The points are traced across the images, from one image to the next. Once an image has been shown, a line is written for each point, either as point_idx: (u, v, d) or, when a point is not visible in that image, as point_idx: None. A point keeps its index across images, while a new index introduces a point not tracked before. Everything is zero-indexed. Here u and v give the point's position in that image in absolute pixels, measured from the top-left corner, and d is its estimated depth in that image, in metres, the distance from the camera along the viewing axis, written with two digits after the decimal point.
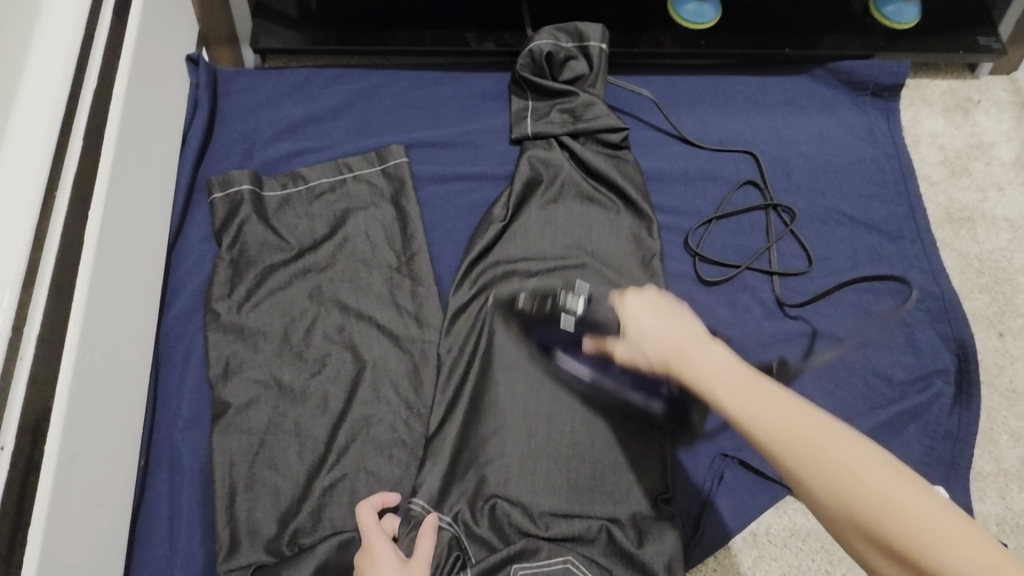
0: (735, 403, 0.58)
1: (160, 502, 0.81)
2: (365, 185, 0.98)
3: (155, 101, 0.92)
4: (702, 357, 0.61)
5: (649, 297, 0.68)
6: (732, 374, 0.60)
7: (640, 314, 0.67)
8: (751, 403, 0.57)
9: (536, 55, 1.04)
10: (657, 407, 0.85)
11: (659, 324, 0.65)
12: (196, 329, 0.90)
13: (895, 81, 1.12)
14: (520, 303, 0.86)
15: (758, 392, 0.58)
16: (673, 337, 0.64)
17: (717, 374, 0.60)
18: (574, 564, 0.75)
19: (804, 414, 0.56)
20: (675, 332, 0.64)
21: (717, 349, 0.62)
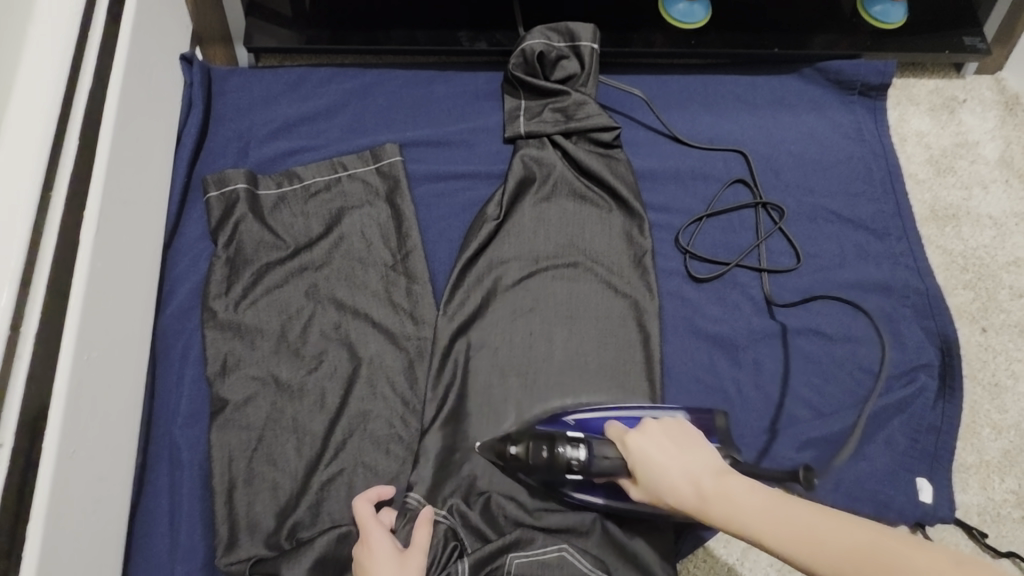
0: (779, 539, 0.59)
1: (160, 498, 0.82)
2: (360, 183, 0.99)
3: (149, 100, 0.92)
4: (723, 491, 0.65)
5: (652, 435, 0.72)
6: (761, 504, 0.62)
7: (649, 453, 0.71)
8: (793, 537, 0.59)
9: (528, 54, 1.05)
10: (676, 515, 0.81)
11: (672, 464, 0.69)
12: (193, 327, 0.91)
13: (883, 81, 1.13)
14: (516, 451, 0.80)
15: (794, 521, 0.60)
16: (689, 477, 0.67)
17: (748, 509, 0.62)
18: (569, 552, 0.77)
19: (850, 526, 0.57)
20: (691, 468, 0.68)
21: (735, 481, 0.65)
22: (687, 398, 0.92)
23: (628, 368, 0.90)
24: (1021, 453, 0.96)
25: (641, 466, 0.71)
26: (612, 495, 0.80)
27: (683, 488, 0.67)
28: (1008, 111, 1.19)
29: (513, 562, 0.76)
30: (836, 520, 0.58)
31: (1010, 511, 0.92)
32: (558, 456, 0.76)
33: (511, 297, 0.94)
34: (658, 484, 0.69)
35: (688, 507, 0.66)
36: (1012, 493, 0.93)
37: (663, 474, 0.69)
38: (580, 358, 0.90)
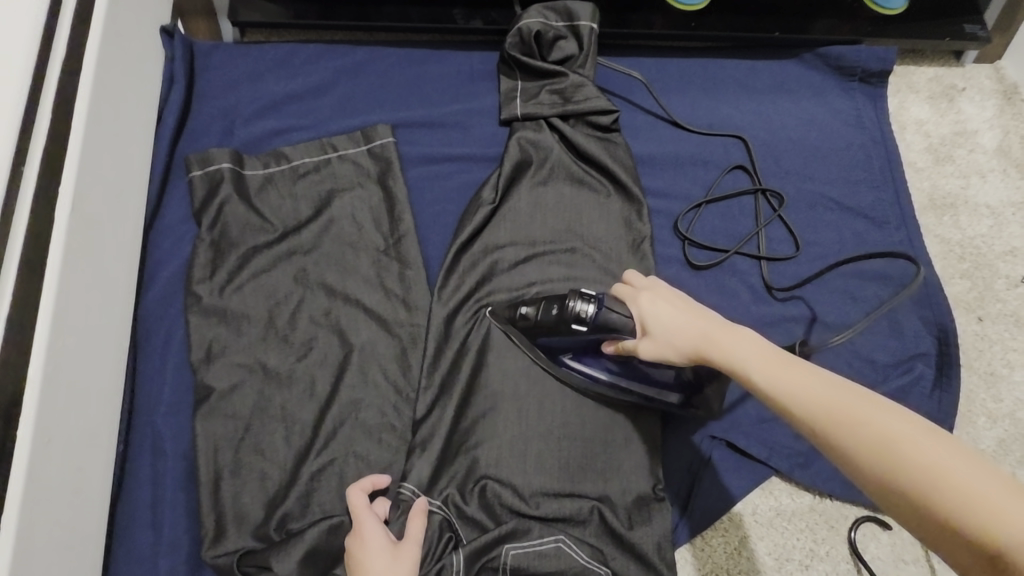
0: (763, 377, 0.59)
1: (142, 489, 0.79)
2: (351, 165, 0.96)
3: (127, 74, 0.88)
4: (723, 341, 0.64)
5: (674, 294, 0.72)
6: (750, 352, 0.62)
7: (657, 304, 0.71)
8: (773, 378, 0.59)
9: (525, 34, 1.01)
10: (672, 398, 0.83)
11: (685, 313, 0.69)
12: (176, 313, 0.87)
13: (883, 68, 1.12)
14: (528, 312, 0.85)
15: (782, 369, 0.59)
16: (699, 324, 0.67)
17: (747, 354, 0.62)
18: (566, 543, 0.77)
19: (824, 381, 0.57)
20: (703, 319, 0.67)
21: (744, 333, 0.65)
22: None
23: None
24: (1016, 442, 0.96)
25: (651, 314, 0.71)
26: (612, 375, 0.83)
27: (688, 333, 0.67)
28: (1007, 100, 1.19)
29: (510, 553, 0.76)
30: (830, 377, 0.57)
31: None
32: (567, 309, 0.78)
33: (508, 279, 0.92)
34: (663, 330, 0.69)
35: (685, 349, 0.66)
36: None
37: (671, 321, 0.69)
38: None
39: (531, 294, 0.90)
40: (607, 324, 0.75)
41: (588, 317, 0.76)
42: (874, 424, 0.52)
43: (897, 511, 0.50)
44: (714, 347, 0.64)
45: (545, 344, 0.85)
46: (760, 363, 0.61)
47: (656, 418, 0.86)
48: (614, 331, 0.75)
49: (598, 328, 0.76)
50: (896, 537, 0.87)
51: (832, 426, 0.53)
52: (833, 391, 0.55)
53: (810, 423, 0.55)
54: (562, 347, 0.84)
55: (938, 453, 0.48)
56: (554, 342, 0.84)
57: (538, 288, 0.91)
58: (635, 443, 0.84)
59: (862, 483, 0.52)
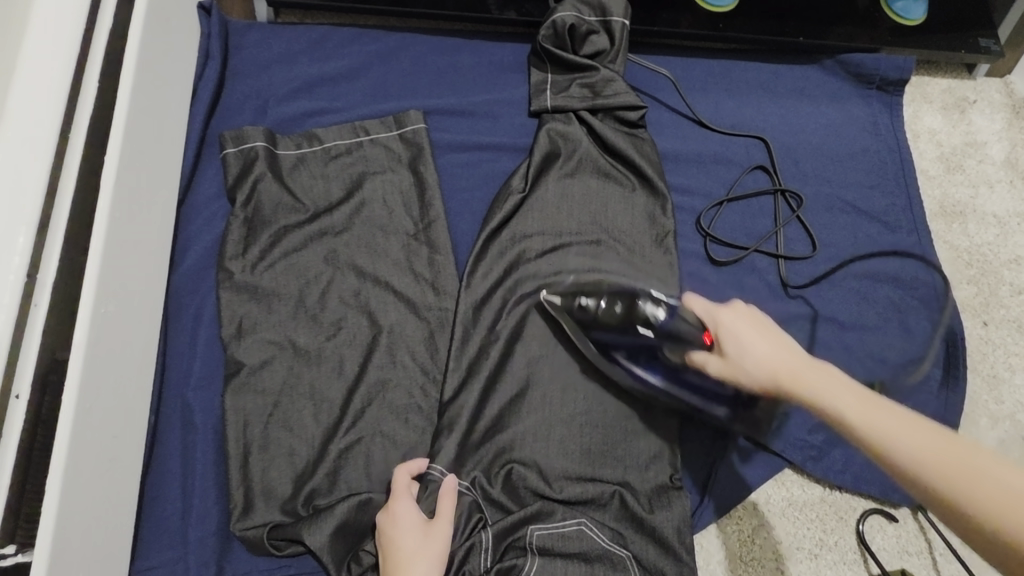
0: (868, 423, 0.58)
1: (172, 460, 0.80)
2: (382, 149, 0.97)
3: (167, 48, 0.88)
4: (817, 378, 0.63)
5: (750, 317, 0.71)
6: (846, 393, 0.61)
7: (739, 332, 0.69)
8: (877, 421, 0.58)
9: (559, 26, 1.03)
10: (718, 411, 0.86)
11: (765, 340, 0.68)
12: (209, 288, 0.88)
13: (900, 76, 1.15)
14: (590, 307, 0.87)
15: (886, 414, 0.58)
16: (780, 352, 0.66)
17: (835, 388, 0.61)
18: (588, 526, 0.78)
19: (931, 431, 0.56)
20: (785, 349, 0.66)
21: (828, 368, 0.64)
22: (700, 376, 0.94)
23: None
24: (1016, 443, 1.00)
25: (729, 340, 0.69)
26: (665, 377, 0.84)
27: (768, 362, 0.66)
28: (1015, 114, 1.23)
29: (535, 534, 0.77)
30: (939, 430, 0.56)
31: None
32: (636, 309, 0.83)
33: (535, 268, 0.93)
34: (741, 354, 0.68)
35: (778, 384, 0.65)
36: None
37: (750, 346, 0.68)
38: None
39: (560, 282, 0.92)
40: (675, 330, 0.78)
41: (656, 320, 0.81)
42: (1003, 485, 0.51)
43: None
44: (798, 381, 0.64)
45: (600, 340, 0.85)
46: (861, 407, 0.60)
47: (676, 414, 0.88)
48: (683, 341, 0.76)
49: (666, 336, 0.79)
50: (902, 530, 0.91)
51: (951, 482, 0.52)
52: (936, 442, 0.55)
53: (928, 479, 0.53)
54: (620, 348, 0.84)
55: None
56: (614, 342, 0.84)
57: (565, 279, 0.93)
58: (656, 430, 0.86)
59: (989, 548, 0.51)
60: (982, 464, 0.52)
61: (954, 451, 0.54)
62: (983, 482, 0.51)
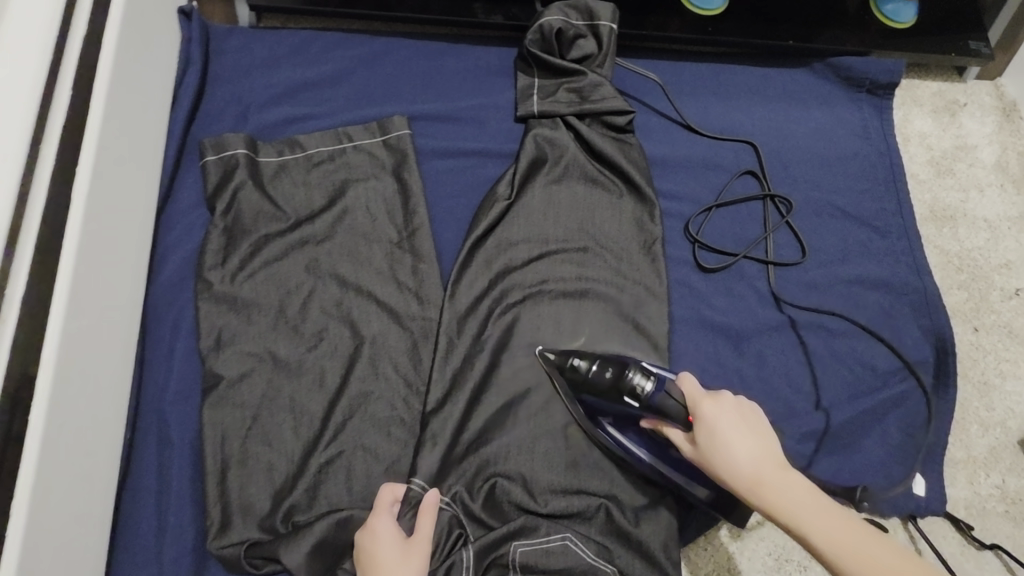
0: (821, 538, 0.65)
1: (148, 476, 0.78)
2: (366, 155, 0.95)
3: (145, 53, 0.87)
4: (780, 485, 0.68)
5: (731, 408, 0.72)
6: (806, 500, 0.67)
7: (719, 426, 0.71)
8: (829, 534, 0.65)
9: (546, 31, 1.02)
10: (702, 493, 0.79)
11: (743, 443, 0.70)
12: (187, 299, 0.86)
13: (891, 80, 1.14)
14: (581, 364, 0.84)
15: (837, 526, 0.65)
16: (752, 460, 0.69)
17: (798, 503, 0.66)
18: (572, 542, 0.77)
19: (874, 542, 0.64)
20: (759, 454, 0.70)
21: (793, 477, 0.68)
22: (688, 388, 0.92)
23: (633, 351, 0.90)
24: (1006, 450, 0.99)
25: (706, 433, 0.72)
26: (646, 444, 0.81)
27: (741, 471, 0.69)
28: (1006, 117, 1.22)
29: (518, 551, 0.76)
30: (880, 541, 0.64)
31: (994, 505, 0.95)
32: (623, 379, 0.79)
33: (525, 278, 0.92)
34: (717, 457, 0.71)
35: (744, 484, 0.69)
36: (997, 488, 0.96)
37: (727, 451, 0.70)
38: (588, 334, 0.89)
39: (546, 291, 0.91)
40: (661, 408, 0.75)
41: (642, 395, 0.76)
42: None
43: None
44: (764, 491, 0.68)
45: (588, 402, 0.83)
46: (817, 518, 0.66)
47: None
48: (665, 416, 0.75)
49: (649, 410, 0.76)
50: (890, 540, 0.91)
51: None
52: (877, 555, 0.63)
53: None
54: (606, 413, 0.81)
55: None
56: (600, 406, 0.81)
57: (551, 288, 0.91)
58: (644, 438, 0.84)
59: None
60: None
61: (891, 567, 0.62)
62: None
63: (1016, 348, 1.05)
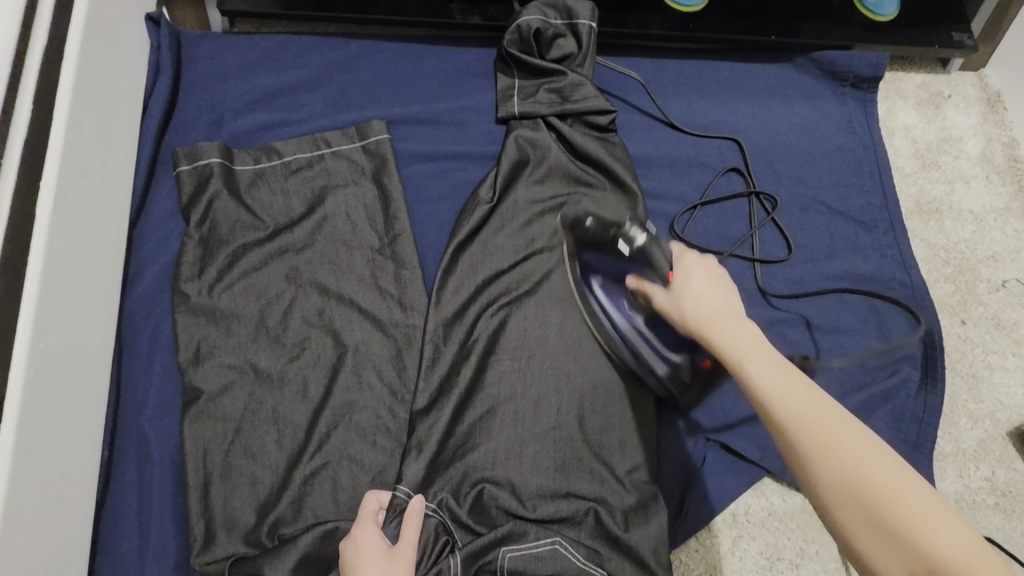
0: (757, 372, 0.62)
1: (129, 494, 0.77)
2: (345, 161, 0.94)
3: (111, 66, 0.86)
4: (732, 325, 0.66)
5: (710, 263, 0.73)
6: (755, 344, 0.64)
7: (692, 273, 0.72)
8: (768, 373, 0.61)
9: (524, 31, 1.00)
10: (661, 370, 0.85)
11: (708, 290, 0.70)
12: (163, 311, 0.84)
13: (874, 73, 1.13)
14: (588, 225, 0.89)
15: (781, 370, 0.61)
16: (715, 303, 0.69)
17: (739, 341, 0.64)
18: (562, 545, 0.76)
19: (813, 390, 0.60)
20: (722, 301, 0.69)
21: (750, 330, 0.65)
22: None
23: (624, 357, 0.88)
24: (995, 442, 0.99)
25: (679, 275, 0.73)
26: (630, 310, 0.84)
27: (698, 309, 0.69)
28: (991, 107, 1.21)
29: (506, 556, 0.74)
30: (823, 397, 0.60)
31: (984, 498, 0.95)
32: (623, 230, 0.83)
33: (518, 288, 0.90)
34: (682, 295, 0.71)
35: (695, 323, 0.68)
36: (987, 480, 0.96)
37: (691, 293, 0.70)
38: (575, 337, 0.88)
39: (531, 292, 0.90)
40: (646, 262, 0.79)
41: (633, 244, 0.81)
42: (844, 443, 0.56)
43: (824, 507, 0.56)
44: (711, 328, 0.67)
45: (587, 260, 0.88)
46: (758, 358, 0.63)
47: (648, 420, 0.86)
48: (649, 266, 0.78)
49: (636, 258, 0.80)
50: None
51: (799, 431, 0.57)
52: (813, 398, 0.59)
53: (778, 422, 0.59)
54: (601, 270, 0.87)
55: (891, 482, 0.54)
56: (598, 262, 0.87)
57: (535, 290, 0.90)
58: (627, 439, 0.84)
59: (805, 482, 0.57)
60: (839, 426, 0.57)
61: (824, 413, 0.58)
62: (834, 439, 0.56)
63: (1004, 340, 1.05)
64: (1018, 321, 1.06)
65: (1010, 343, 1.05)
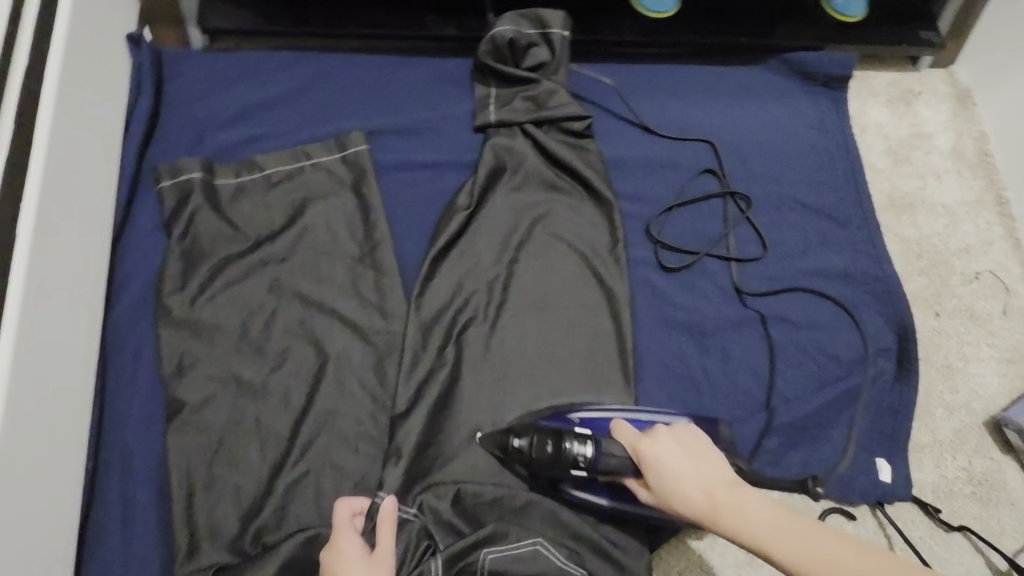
0: (787, 552, 0.64)
1: (114, 505, 0.78)
2: (324, 173, 0.96)
3: (92, 85, 0.88)
4: (732, 504, 0.68)
5: (671, 436, 0.74)
6: (764, 514, 0.67)
7: (660, 456, 0.72)
8: (796, 548, 0.64)
9: (498, 41, 1.02)
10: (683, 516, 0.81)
11: (688, 472, 0.71)
12: (147, 325, 0.86)
13: (844, 72, 1.15)
14: (517, 442, 0.80)
15: (800, 536, 0.65)
16: (701, 486, 0.70)
17: (753, 520, 0.67)
18: (544, 546, 0.77)
19: (834, 539, 0.64)
20: (705, 478, 0.70)
21: (745, 496, 0.69)
22: (657, 388, 0.93)
23: (603, 360, 0.90)
24: (971, 432, 1.00)
25: (652, 469, 0.72)
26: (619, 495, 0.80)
27: (695, 500, 0.69)
28: (961, 102, 1.24)
29: (487, 557, 0.76)
30: (845, 541, 0.64)
31: (961, 487, 0.97)
32: (563, 449, 0.77)
33: (492, 333, 0.89)
34: (667, 494, 0.71)
35: (699, 515, 0.69)
36: (964, 470, 0.98)
37: (673, 484, 0.71)
38: (553, 341, 0.90)
39: (509, 299, 0.91)
40: (607, 466, 0.75)
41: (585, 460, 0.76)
42: None
43: None
44: (718, 517, 0.68)
45: (545, 480, 0.80)
46: (776, 531, 0.66)
47: None
48: (618, 471, 0.75)
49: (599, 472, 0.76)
50: (859, 527, 0.93)
51: None
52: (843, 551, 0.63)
53: None
54: (565, 480, 0.79)
55: None
56: (555, 478, 0.79)
57: (514, 296, 0.92)
58: None
59: None
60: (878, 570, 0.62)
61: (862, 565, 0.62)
62: None
63: (978, 331, 1.07)
64: (992, 312, 1.08)
65: (984, 334, 1.07)
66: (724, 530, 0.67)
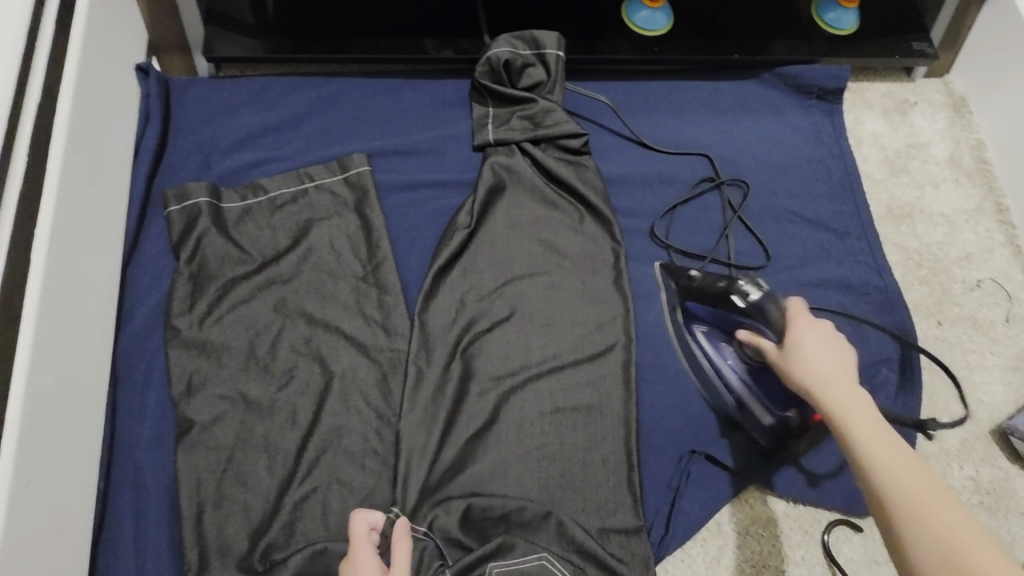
0: (862, 438, 0.67)
1: (124, 526, 0.80)
2: (328, 194, 0.98)
3: (103, 114, 0.91)
4: (846, 389, 0.71)
5: (828, 328, 0.78)
6: (865, 411, 0.69)
7: (806, 333, 0.77)
8: (875, 441, 0.66)
9: (494, 62, 1.05)
10: (766, 421, 0.89)
11: (821, 351, 0.75)
12: (156, 346, 0.88)
13: (838, 85, 1.17)
14: (694, 274, 0.94)
15: (884, 439, 0.66)
16: (826, 365, 0.73)
17: (849, 404, 0.69)
18: (550, 561, 0.78)
19: (912, 459, 0.65)
20: (836, 365, 0.73)
21: (863, 396, 0.70)
22: (659, 400, 0.93)
23: (605, 374, 0.90)
24: (978, 441, 1.00)
25: (793, 334, 0.77)
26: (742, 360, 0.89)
27: (809, 369, 0.73)
28: (957, 112, 1.25)
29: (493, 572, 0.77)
30: (921, 467, 0.64)
31: (968, 497, 0.96)
32: (734, 285, 0.86)
33: (494, 347, 0.91)
34: (793, 354, 0.76)
35: (804, 380, 0.73)
36: (971, 479, 0.97)
37: (803, 352, 0.75)
38: (555, 355, 0.91)
39: (511, 314, 0.93)
40: (766, 312, 0.81)
41: (748, 298, 0.84)
42: (940, 510, 0.61)
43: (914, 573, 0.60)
44: (824, 387, 0.71)
45: (690, 308, 0.94)
46: (866, 424, 0.68)
47: (623, 432, 0.88)
48: (766, 322, 0.81)
49: (752, 313, 0.83)
50: (869, 539, 0.90)
51: (896, 498, 0.62)
52: (913, 467, 0.64)
53: (876, 488, 0.64)
54: (710, 317, 0.91)
55: (984, 552, 0.58)
56: (700, 310, 0.92)
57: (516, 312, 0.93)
58: (597, 461, 0.86)
59: (896, 544, 0.62)
60: (934, 495, 0.62)
61: (922, 483, 0.63)
62: (934, 506, 0.61)
63: (981, 339, 1.07)
64: (995, 320, 1.08)
65: (988, 342, 1.07)
66: (818, 398, 0.71)
